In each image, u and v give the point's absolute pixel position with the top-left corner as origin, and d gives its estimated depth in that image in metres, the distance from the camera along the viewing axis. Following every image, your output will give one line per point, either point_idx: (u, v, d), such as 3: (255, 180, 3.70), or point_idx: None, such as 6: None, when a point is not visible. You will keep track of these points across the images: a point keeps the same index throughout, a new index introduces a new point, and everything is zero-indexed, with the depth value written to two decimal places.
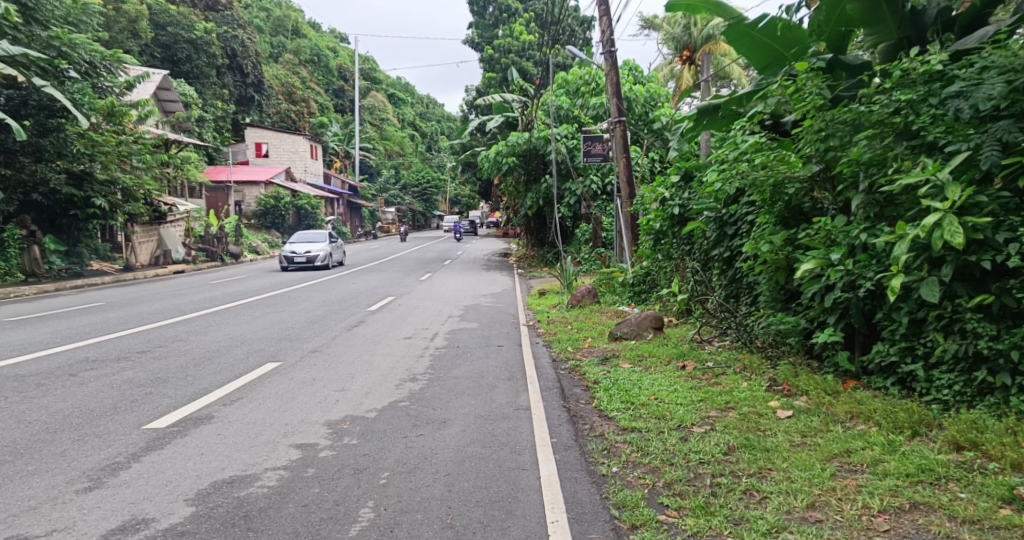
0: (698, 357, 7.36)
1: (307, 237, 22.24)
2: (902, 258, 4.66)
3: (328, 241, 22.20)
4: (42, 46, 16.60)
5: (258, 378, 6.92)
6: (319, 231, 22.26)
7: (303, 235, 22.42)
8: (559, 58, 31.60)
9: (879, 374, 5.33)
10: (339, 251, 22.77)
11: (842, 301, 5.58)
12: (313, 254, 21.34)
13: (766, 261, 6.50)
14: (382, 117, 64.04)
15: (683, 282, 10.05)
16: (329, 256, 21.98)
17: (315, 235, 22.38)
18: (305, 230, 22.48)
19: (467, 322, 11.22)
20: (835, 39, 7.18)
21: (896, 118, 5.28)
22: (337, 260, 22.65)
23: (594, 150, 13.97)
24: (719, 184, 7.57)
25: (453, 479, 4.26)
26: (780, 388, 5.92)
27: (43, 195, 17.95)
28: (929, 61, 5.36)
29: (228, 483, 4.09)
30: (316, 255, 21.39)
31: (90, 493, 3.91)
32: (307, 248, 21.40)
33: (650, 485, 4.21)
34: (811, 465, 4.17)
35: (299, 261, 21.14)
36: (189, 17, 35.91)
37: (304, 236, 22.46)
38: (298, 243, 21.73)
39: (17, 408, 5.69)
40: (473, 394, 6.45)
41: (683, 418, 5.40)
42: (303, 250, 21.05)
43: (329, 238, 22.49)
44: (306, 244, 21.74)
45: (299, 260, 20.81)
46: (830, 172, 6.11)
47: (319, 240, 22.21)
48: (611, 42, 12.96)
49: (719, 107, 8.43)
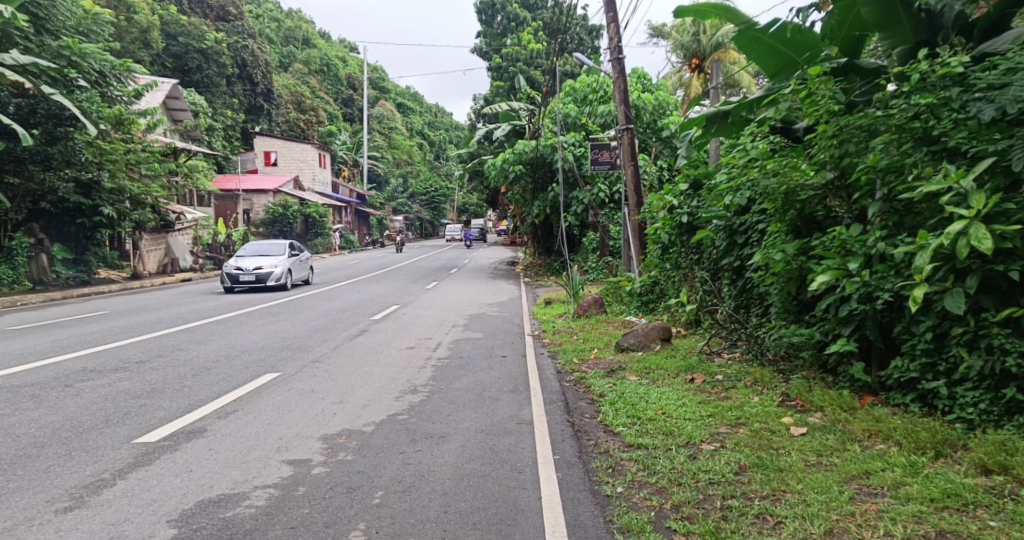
0: (707, 370, 7.15)
1: (260, 249, 18.23)
2: (924, 268, 4.46)
3: (286, 254, 18.17)
4: (52, 56, 16.56)
5: (255, 389, 6.76)
6: (275, 242, 18.27)
7: (256, 246, 18.41)
8: (567, 67, 31.50)
9: (898, 389, 5.14)
10: (302, 268, 18.85)
11: (858, 313, 5.39)
12: (264, 272, 17.23)
13: (778, 272, 6.31)
14: (391, 126, 64.11)
15: (691, 291, 9.86)
16: (286, 274, 17.93)
17: (272, 248, 18.38)
18: (258, 241, 18.49)
19: (471, 331, 11.06)
20: (850, 44, 6.96)
21: (916, 122, 5.07)
22: (299, 278, 18.78)
23: (600, 158, 13.81)
24: (729, 192, 7.38)
25: (450, 499, 4.07)
26: (794, 403, 5.72)
27: (51, 203, 17.89)
28: (949, 63, 5.18)
29: (214, 502, 3.93)
30: (268, 273, 17.33)
31: (69, 513, 3.76)
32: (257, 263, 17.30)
33: (657, 507, 4.02)
34: (829, 488, 3.97)
35: (246, 281, 17.06)
36: (200, 27, 36.11)
37: (258, 248, 18.45)
38: (247, 258, 17.67)
39: (7, 420, 5.55)
40: (475, 407, 6.26)
41: (692, 434, 5.21)
42: (251, 267, 16.90)
43: (289, 252, 18.52)
44: (257, 259, 17.65)
45: (246, 281, 16.75)
46: (846, 179, 5.92)
47: (273, 253, 18.17)
48: (619, 49, 12.83)
49: (728, 113, 8.27)
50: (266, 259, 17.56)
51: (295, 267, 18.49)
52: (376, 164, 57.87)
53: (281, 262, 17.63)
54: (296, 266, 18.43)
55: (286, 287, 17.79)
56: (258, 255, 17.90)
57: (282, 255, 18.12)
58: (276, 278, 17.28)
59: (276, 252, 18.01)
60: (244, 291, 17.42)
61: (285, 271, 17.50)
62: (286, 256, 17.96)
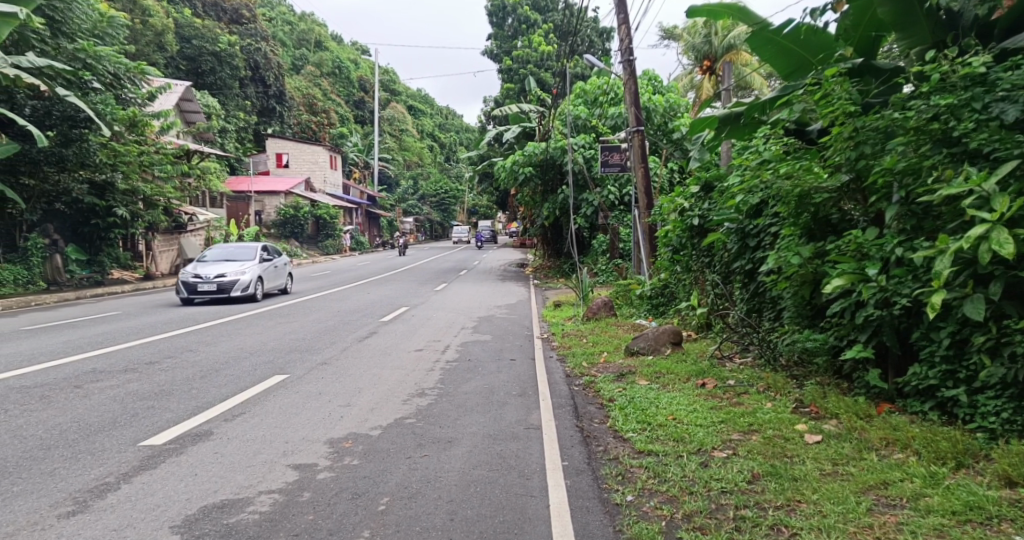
0: (718, 375, 7.05)
1: (226, 253, 15.70)
2: (943, 273, 4.35)
3: (256, 260, 15.63)
4: (68, 58, 16.69)
5: (263, 392, 6.71)
6: (244, 245, 15.78)
7: (223, 249, 15.94)
8: (578, 69, 31.41)
9: (916, 396, 5.05)
10: (276, 275, 16.35)
11: (875, 319, 5.30)
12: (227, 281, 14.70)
13: (791, 276, 6.22)
14: (402, 128, 64.21)
15: (702, 295, 9.76)
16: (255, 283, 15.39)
17: (240, 252, 15.82)
18: (226, 243, 16.03)
19: (480, 334, 11.00)
20: (865, 44, 6.86)
21: (935, 123, 4.97)
22: (273, 287, 16.27)
23: (611, 160, 13.71)
24: (741, 194, 7.28)
25: (456, 506, 4.00)
26: (808, 410, 5.63)
27: (66, 205, 18.15)
28: (970, 63, 5.07)
29: (218, 508, 3.88)
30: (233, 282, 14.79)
31: (72, 518, 3.72)
32: (219, 271, 14.73)
33: (668, 516, 3.93)
34: (845, 499, 3.90)
35: (205, 291, 14.49)
36: (214, 30, 36.29)
37: (224, 252, 15.90)
38: (208, 263, 15.07)
39: (14, 421, 5.52)
40: (483, 411, 6.19)
41: (703, 441, 5.12)
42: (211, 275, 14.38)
43: (260, 257, 15.95)
44: (220, 265, 15.04)
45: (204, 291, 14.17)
46: (862, 182, 5.82)
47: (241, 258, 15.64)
48: (630, 50, 12.74)
49: (741, 114, 8.18)
50: (229, 265, 14.97)
51: (266, 275, 15.94)
52: (387, 166, 58.01)
53: (248, 268, 15.06)
54: (267, 274, 15.88)
55: (254, 298, 15.25)
56: (222, 260, 15.31)
57: (251, 261, 15.58)
58: (241, 288, 14.72)
59: (244, 258, 15.47)
60: (204, 303, 14.87)
61: (253, 279, 14.95)
62: (255, 262, 15.42)
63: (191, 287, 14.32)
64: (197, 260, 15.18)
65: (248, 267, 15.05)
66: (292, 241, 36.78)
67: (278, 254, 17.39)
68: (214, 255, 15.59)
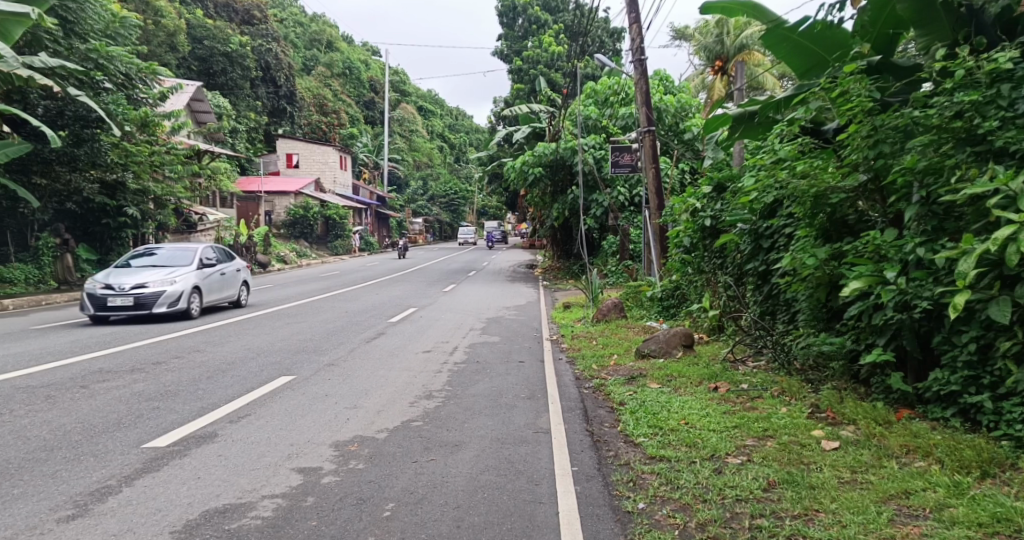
0: (731, 379, 6.92)
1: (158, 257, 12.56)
2: (968, 275, 4.22)
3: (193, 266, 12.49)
4: (81, 59, 16.70)
5: (268, 393, 6.63)
6: (181, 248, 12.62)
7: (154, 251, 12.78)
8: (588, 69, 31.26)
9: (936, 403, 4.96)
10: (221, 285, 13.17)
11: (894, 322, 5.19)
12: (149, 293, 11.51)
13: (807, 277, 6.09)
14: (412, 129, 64.21)
15: (714, 297, 9.61)
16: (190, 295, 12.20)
17: (175, 256, 12.64)
18: (159, 244, 12.89)
19: (489, 335, 10.90)
20: (881, 41, 6.75)
21: (958, 121, 4.84)
22: (217, 301, 13.11)
23: (622, 160, 13.57)
24: (756, 193, 7.14)
25: (463, 513, 3.90)
26: (824, 416, 5.51)
27: (77, 204, 18.18)
28: (996, 58, 4.93)
29: (220, 513, 3.79)
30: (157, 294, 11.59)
31: (71, 522, 3.64)
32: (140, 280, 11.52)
33: (681, 525, 3.82)
34: (865, 509, 3.78)
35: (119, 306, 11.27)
36: (225, 31, 36.38)
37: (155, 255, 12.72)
38: (129, 270, 11.88)
39: (18, 422, 5.46)
40: (491, 414, 6.10)
41: (717, 447, 5.00)
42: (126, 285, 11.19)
43: (199, 262, 12.74)
44: (143, 272, 11.86)
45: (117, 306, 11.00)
46: (879, 181, 5.69)
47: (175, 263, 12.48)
48: (642, 50, 12.60)
49: (755, 113, 8.06)
50: (154, 273, 11.75)
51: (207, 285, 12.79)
52: (396, 167, 58.03)
53: (180, 277, 11.91)
54: (208, 284, 12.69)
55: (187, 315, 12.08)
56: (147, 266, 12.08)
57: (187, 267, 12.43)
58: (167, 302, 11.48)
59: (178, 263, 12.30)
60: (122, 321, 11.69)
61: (184, 292, 11.75)
62: (190, 268, 12.23)
63: (101, 302, 11.13)
64: (115, 266, 11.99)
65: (178, 275, 11.84)
66: (302, 241, 36.80)
67: (230, 258, 14.33)
68: (140, 259, 12.39)
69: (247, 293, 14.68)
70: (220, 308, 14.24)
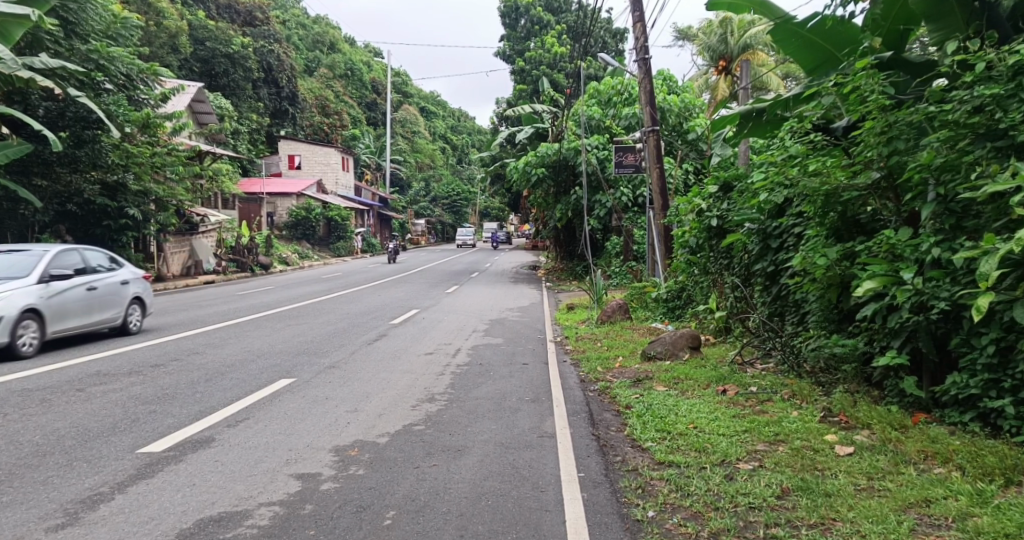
0: (740, 381, 6.77)
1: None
2: (992, 275, 4.09)
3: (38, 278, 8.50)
4: (81, 59, 16.60)
5: (267, 397, 6.49)
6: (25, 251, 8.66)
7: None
8: (591, 70, 31.15)
9: (954, 407, 4.86)
10: (90, 306, 9.20)
11: (910, 324, 5.08)
12: None
13: (818, 278, 5.95)
14: (414, 130, 64.02)
15: (720, 298, 9.48)
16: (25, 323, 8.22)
17: (17, 262, 8.67)
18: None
19: (491, 337, 10.78)
20: (891, 38, 6.50)
21: (978, 117, 4.71)
22: (84, 328, 9.17)
23: (625, 161, 13.42)
24: (765, 192, 6.99)
25: (467, 521, 3.77)
26: (837, 420, 5.37)
27: (78, 206, 17.89)
28: (1016, 50, 4.79)
29: (215, 521, 3.65)
30: None
31: (60, 532, 3.51)
32: None
33: (693, 535, 3.68)
34: (885, 518, 3.66)
35: None
36: (227, 32, 36.30)
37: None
38: None
39: (11, 426, 5.33)
40: (495, 418, 5.97)
41: (727, 452, 4.85)
42: None
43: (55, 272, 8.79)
44: None
45: None
46: (894, 179, 5.54)
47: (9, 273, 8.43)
48: (646, 49, 12.47)
49: (763, 111, 7.92)
50: None
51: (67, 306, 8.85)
52: (399, 168, 57.97)
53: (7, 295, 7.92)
54: (65, 306, 8.75)
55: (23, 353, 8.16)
56: None
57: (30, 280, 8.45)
58: None
59: (13, 274, 8.35)
60: None
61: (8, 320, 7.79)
62: (28, 283, 8.25)
63: None
64: None
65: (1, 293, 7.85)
66: (304, 242, 36.67)
67: (119, 265, 10.32)
68: None
69: (43, 332, 8.40)
70: (102, 335, 10.23)
